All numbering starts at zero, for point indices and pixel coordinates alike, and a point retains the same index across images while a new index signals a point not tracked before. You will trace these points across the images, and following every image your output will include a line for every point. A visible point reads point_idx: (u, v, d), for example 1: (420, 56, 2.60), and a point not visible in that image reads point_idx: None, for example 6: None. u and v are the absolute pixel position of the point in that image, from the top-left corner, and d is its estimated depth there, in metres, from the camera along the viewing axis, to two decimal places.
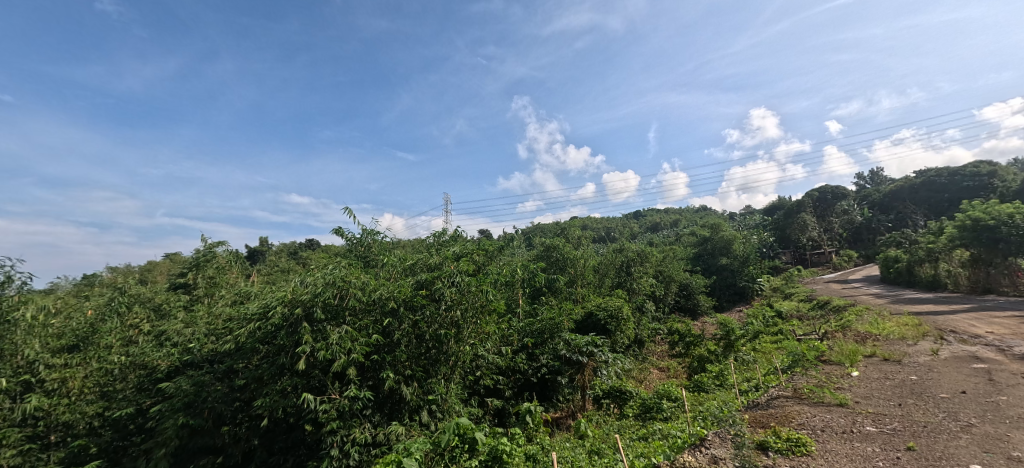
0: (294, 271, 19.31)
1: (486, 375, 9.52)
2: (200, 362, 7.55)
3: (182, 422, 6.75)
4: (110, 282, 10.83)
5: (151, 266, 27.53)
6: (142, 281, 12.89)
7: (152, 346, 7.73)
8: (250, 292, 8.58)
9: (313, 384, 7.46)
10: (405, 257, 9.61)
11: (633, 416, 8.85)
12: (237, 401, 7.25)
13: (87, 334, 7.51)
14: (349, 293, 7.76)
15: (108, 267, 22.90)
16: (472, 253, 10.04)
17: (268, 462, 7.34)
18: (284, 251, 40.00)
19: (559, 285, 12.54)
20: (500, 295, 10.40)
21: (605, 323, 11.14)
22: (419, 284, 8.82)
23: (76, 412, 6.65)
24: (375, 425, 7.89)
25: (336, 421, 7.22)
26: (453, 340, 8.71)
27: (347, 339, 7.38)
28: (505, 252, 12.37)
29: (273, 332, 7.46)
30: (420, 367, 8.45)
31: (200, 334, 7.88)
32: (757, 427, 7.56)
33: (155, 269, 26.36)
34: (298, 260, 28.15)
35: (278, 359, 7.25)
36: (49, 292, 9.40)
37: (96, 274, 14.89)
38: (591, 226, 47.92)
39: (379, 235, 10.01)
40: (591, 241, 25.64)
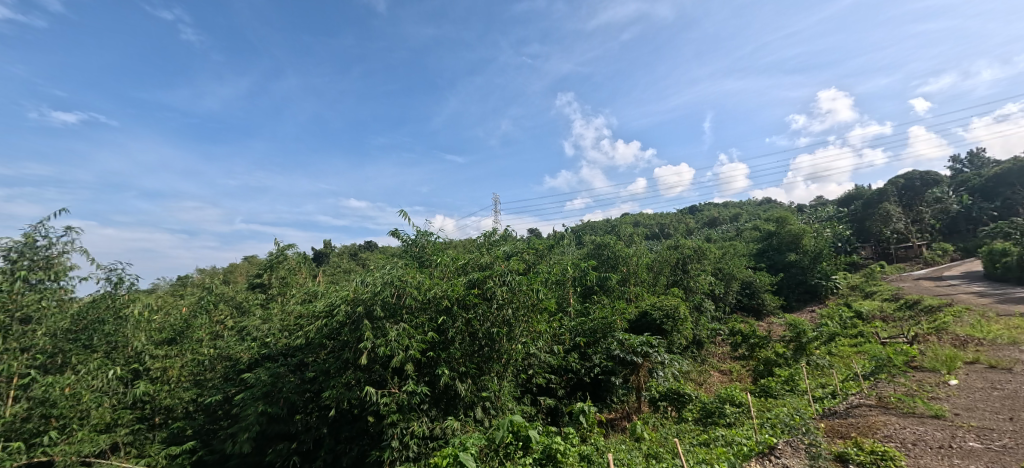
0: (355, 271, 20.54)
1: (539, 374, 9.57)
2: (275, 355, 8.25)
3: (262, 410, 7.38)
4: (200, 282, 12.15)
5: (231, 269, 30.43)
6: (226, 282, 14.31)
7: (235, 340, 8.56)
8: (317, 291, 9.24)
9: (374, 378, 7.88)
10: (458, 257, 9.85)
11: (692, 420, 8.44)
12: (308, 392, 7.86)
13: (182, 329, 8.52)
14: (406, 292, 8.09)
15: (194, 268, 25.77)
16: (522, 252, 10.10)
17: (336, 449, 7.88)
18: (346, 253, 42.65)
19: (611, 283, 12.29)
20: (552, 294, 10.37)
21: (660, 323, 10.77)
22: (472, 283, 9.03)
23: (175, 397, 7.61)
24: (432, 419, 8.19)
25: (396, 414, 7.56)
26: (505, 339, 8.80)
27: (404, 336, 7.71)
28: (555, 250, 12.30)
29: (338, 329, 8.01)
30: (474, 364, 8.63)
31: (275, 330, 8.62)
32: (836, 438, 6.94)
33: (235, 270, 29.37)
34: (357, 261, 29.78)
35: (343, 355, 7.74)
36: (153, 291, 10.73)
37: (188, 276, 16.74)
38: (643, 222, 46.48)
39: (433, 236, 10.33)
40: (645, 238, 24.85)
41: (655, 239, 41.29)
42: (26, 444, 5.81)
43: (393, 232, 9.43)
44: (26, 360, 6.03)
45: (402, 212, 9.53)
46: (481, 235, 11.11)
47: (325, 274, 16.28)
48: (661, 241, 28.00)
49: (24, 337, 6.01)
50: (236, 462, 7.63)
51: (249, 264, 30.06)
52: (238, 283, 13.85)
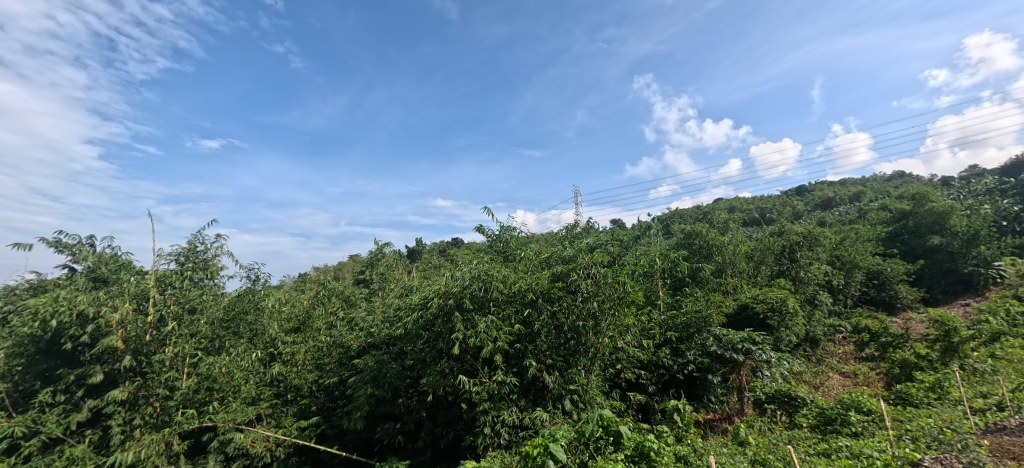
0: (442, 266, 21.80)
1: (628, 369, 9.30)
2: (379, 343, 9.13)
3: (370, 392, 8.22)
4: (317, 278, 13.91)
5: (337, 266, 34.27)
6: (336, 277, 16.14)
7: (347, 330, 9.65)
8: (413, 285, 10.02)
9: (466, 367, 8.32)
10: (541, 251, 9.95)
11: (807, 426, 7.52)
12: (408, 378, 8.61)
13: (305, 319, 9.86)
14: (493, 286, 8.43)
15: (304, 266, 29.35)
16: (606, 244, 9.85)
17: (434, 431, 8.51)
18: (436, 250, 45.38)
19: (704, 275, 11.42)
20: (639, 286, 9.96)
21: (764, 317, 9.79)
22: (556, 277, 9.07)
23: (302, 377, 8.78)
24: (521, 409, 8.42)
25: (487, 402, 7.92)
26: (591, 332, 8.70)
27: (492, 328, 8.03)
28: (642, 241, 11.77)
29: (432, 320, 8.62)
30: (560, 357, 8.67)
31: (378, 321, 9.55)
32: (1007, 459, 5.67)
33: (338, 267, 32.99)
34: (444, 259, 31.55)
35: (437, 345, 8.32)
36: (281, 286, 12.54)
37: (304, 273, 19.16)
38: (742, 206, 42.33)
39: (516, 231, 10.53)
40: (742, 224, 22.62)
41: (759, 225, 37.30)
42: (198, 411, 7.21)
43: (478, 230, 9.81)
44: (194, 343, 7.47)
45: (485, 209, 9.88)
46: (563, 228, 11.08)
47: (418, 270, 17.58)
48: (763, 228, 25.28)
49: (192, 325, 7.46)
50: (351, 437, 8.62)
51: (350, 262, 33.53)
52: (346, 279, 15.54)
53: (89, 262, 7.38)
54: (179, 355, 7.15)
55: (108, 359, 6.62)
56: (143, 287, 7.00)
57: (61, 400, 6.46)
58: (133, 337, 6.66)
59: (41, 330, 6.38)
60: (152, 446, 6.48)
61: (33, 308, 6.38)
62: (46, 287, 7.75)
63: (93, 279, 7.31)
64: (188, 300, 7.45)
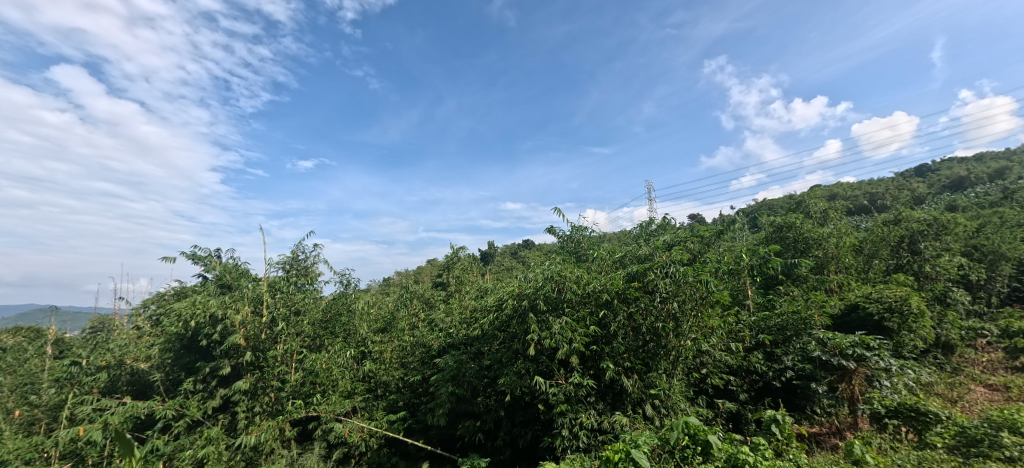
0: (512, 268, 22.15)
1: (714, 375, 8.76)
2: (458, 343, 9.50)
3: (451, 390, 8.59)
4: (399, 281, 14.90)
5: (413, 270, 36.41)
6: (416, 281, 17.15)
7: (428, 331, 10.19)
8: (487, 287, 10.29)
9: (542, 368, 8.36)
10: (614, 250, 9.67)
11: (943, 447, 6.35)
12: (486, 377, 8.86)
13: (391, 320, 10.62)
14: (566, 286, 8.38)
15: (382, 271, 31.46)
16: (686, 240, 9.26)
17: (512, 431, 8.67)
18: (508, 252, 46.17)
19: (801, 271, 10.26)
20: (725, 285, 9.24)
21: (880, 318, 8.55)
22: (632, 277, 8.76)
23: (390, 374, 9.48)
24: (599, 413, 8.24)
25: (565, 404, 7.88)
26: (672, 334, 8.26)
27: (567, 329, 7.97)
28: (726, 237, 10.88)
29: (508, 321, 8.78)
30: (639, 360, 8.36)
31: (456, 322, 9.96)
32: None
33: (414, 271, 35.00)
34: (513, 260, 31.95)
35: (513, 345, 8.46)
36: (369, 289, 13.62)
37: (386, 277, 20.62)
38: (848, 192, 37.34)
39: (587, 230, 10.32)
40: (846, 213, 19.97)
41: (871, 213, 32.56)
42: (304, 402, 8.10)
43: (548, 231, 9.77)
44: (300, 341, 8.40)
45: (556, 210, 9.81)
46: (637, 226, 10.65)
47: (491, 272, 18.03)
48: (872, 216, 22.12)
49: (297, 324, 8.39)
50: (435, 432, 9.07)
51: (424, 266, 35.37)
52: (426, 281, 16.44)
53: (216, 271, 8.66)
54: (288, 351, 8.05)
55: (234, 354, 7.69)
56: (259, 291, 8.04)
57: (199, 388, 7.66)
58: (252, 335, 7.68)
59: (184, 329, 7.62)
60: (269, 431, 7.41)
61: (178, 311, 7.63)
62: (186, 293, 9.25)
63: (221, 285, 8.57)
64: (293, 303, 8.41)
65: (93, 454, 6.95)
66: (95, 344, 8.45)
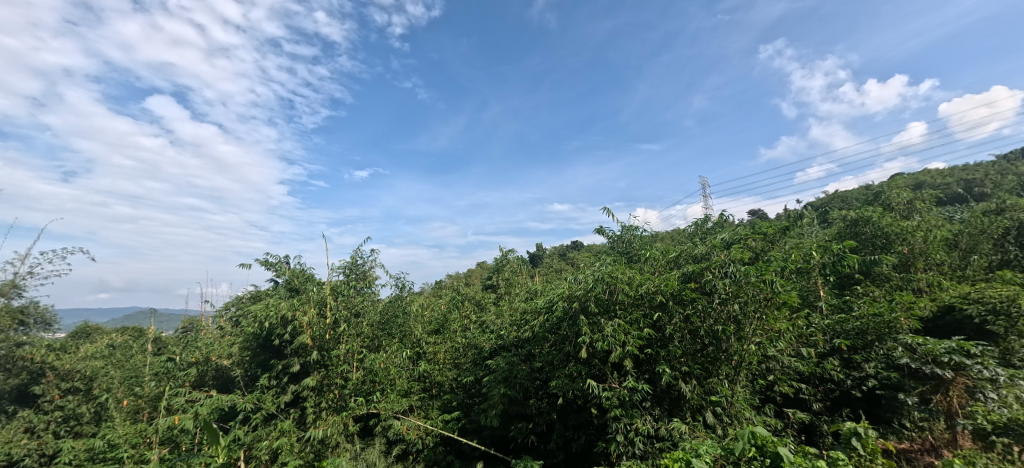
0: (561, 270, 22.03)
1: (783, 382, 8.17)
2: (509, 345, 9.56)
3: (503, 392, 8.68)
4: (451, 284, 15.31)
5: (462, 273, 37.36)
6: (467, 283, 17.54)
7: (479, 333, 10.37)
8: (537, 289, 10.28)
9: (595, 372, 8.23)
10: (668, 249, 9.29)
11: None
12: (537, 380, 8.86)
13: (444, 322, 10.94)
14: (618, 288, 8.16)
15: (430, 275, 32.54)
16: (747, 238, 8.70)
17: (566, 435, 8.60)
18: (556, 254, 46.02)
19: (882, 269, 9.28)
20: (793, 285, 8.56)
21: (983, 322, 7.54)
22: (687, 277, 8.38)
23: (443, 375, 9.76)
24: (656, 419, 7.95)
25: (619, 409, 7.66)
26: (734, 338, 7.80)
27: (620, 332, 7.78)
28: (792, 233, 10.09)
29: (558, 323, 8.72)
30: (698, 365, 7.98)
31: (507, 324, 10.03)
32: None
33: (463, 274, 35.96)
34: (560, 262, 31.65)
35: (564, 348, 8.39)
36: (422, 291, 14.15)
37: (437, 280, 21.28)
38: (940, 180, 33.35)
39: (639, 230, 10.00)
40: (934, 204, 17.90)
41: (967, 203, 28.63)
42: (365, 399, 8.53)
43: (598, 231, 9.57)
44: (360, 342, 8.87)
45: (605, 210, 9.59)
46: (691, 224, 10.17)
47: (540, 274, 18.04)
48: (966, 206, 19.65)
49: (357, 325, 8.87)
50: (489, 433, 9.17)
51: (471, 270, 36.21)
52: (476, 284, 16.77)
53: (286, 276, 9.38)
54: (350, 351, 8.53)
55: (302, 353, 8.28)
56: (323, 295, 8.60)
57: (273, 384, 8.33)
58: (318, 335, 8.22)
59: (259, 330, 8.31)
60: (334, 425, 7.89)
61: (254, 313, 8.34)
62: (261, 296, 10.10)
63: (291, 289, 9.26)
64: (354, 305, 8.91)
65: (187, 441, 7.78)
66: (186, 342, 9.46)
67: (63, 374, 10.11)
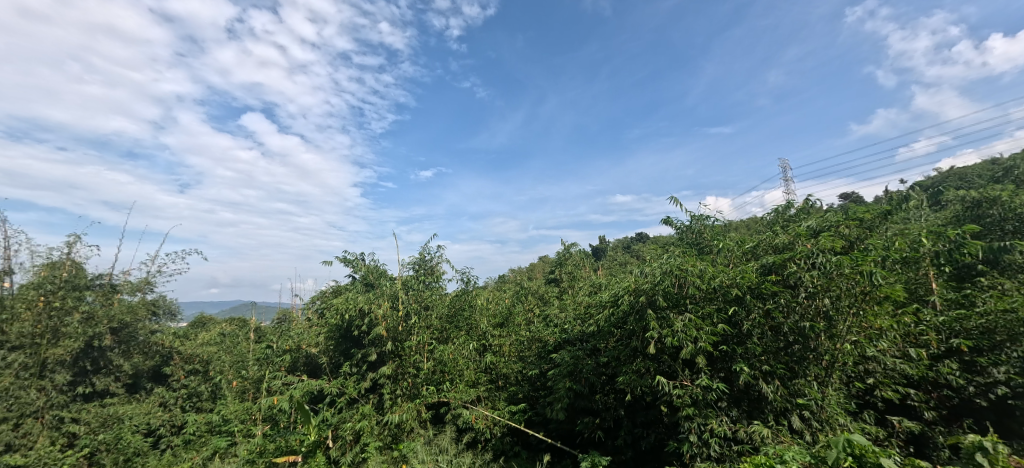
0: (626, 264, 21.39)
1: (885, 386, 7.26)
2: (573, 339, 9.47)
3: (569, 386, 8.66)
4: (514, 278, 15.54)
5: (523, 268, 37.81)
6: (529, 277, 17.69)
7: (543, 326, 10.41)
8: (601, 283, 10.07)
9: (665, 368, 7.88)
10: (744, 239, 8.61)
11: None
12: (604, 374, 8.72)
13: (508, 315, 11.14)
14: (688, 281, 7.72)
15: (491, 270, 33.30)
16: (838, 224, 7.79)
17: (634, 432, 8.40)
18: (621, 247, 44.87)
19: (1016, 257, 7.86)
20: (897, 277, 7.54)
21: None
22: (767, 269, 7.70)
23: (509, 367, 9.96)
24: (734, 420, 7.47)
25: (692, 407, 7.27)
26: (824, 336, 7.08)
27: (691, 327, 7.38)
28: (896, 218, 8.86)
29: (624, 318, 8.47)
30: (781, 364, 7.33)
31: (571, 318, 9.96)
32: None
33: (523, 269, 36.38)
34: (621, 255, 30.66)
35: (631, 343, 8.16)
36: (487, 286, 14.53)
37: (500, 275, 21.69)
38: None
39: (709, 219, 9.39)
40: None
41: None
42: (437, 388, 8.98)
43: (664, 222, 9.18)
44: (430, 334, 9.32)
45: (672, 199, 9.08)
46: (771, 211, 9.33)
47: (604, 267, 17.66)
48: None
49: (427, 318, 9.33)
50: (555, 426, 9.20)
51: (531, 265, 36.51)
52: (540, 278, 16.85)
53: (362, 272, 10.12)
54: (421, 342, 9.00)
55: (379, 343, 8.88)
56: (395, 289, 9.15)
57: (354, 371, 9.03)
58: (392, 327, 8.77)
59: (341, 321, 9.06)
60: (409, 411, 8.40)
61: (336, 306, 9.09)
62: (341, 290, 11.00)
63: (367, 284, 9.97)
64: (423, 299, 9.39)
65: (285, 419, 8.76)
66: (281, 332, 10.61)
67: (186, 357, 12.05)
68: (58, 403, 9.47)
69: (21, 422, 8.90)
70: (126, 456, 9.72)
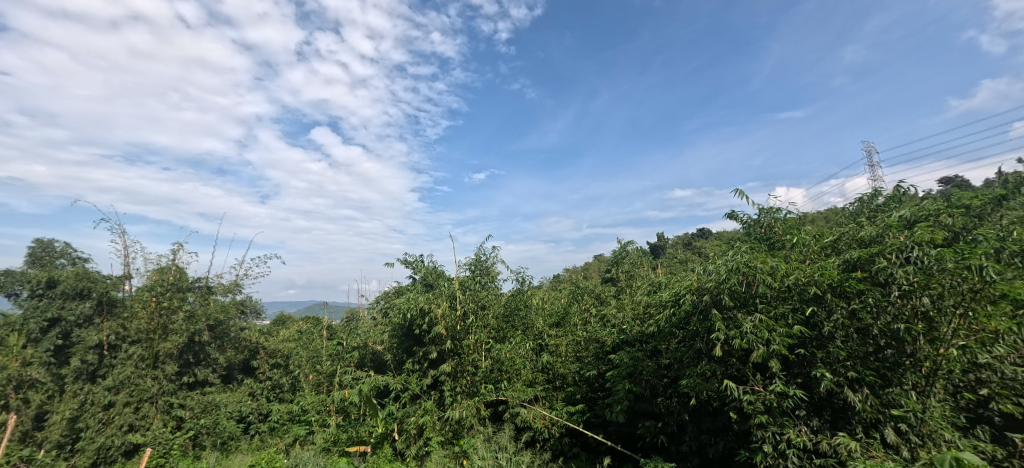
0: (685, 262, 20.45)
1: (1003, 399, 6.29)
2: (632, 340, 9.18)
3: (629, 388, 8.42)
4: (569, 278, 15.39)
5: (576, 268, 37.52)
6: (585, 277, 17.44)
7: (601, 326, 10.20)
8: (660, 282, 9.65)
9: (733, 372, 7.40)
10: (822, 232, 7.83)
11: None
12: (666, 377, 8.37)
13: (564, 315, 11.05)
14: (757, 279, 7.14)
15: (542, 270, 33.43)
16: (938, 213, 6.85)
17: (700, 438, 7.95)
18: (680, 243, 42.97)
19: None
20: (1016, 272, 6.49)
21: None
22: (851, 265, 6.95)
23: (567, 367, 9.88)
24: (815, 431, 6.83)
25: (765, 415, 6.76)
26: (923, 340, 6.27)
27: (763, 328, 6.85)
28: (1013, 203, 7.63)
29: (686, 318, 8.06)
30: (870, 370, 6.60)
31: (629, 318, 9.66)
32: None
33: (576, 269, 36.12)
34: (681, 252, 29.06)
35: (695, 344, 7.74)
36: (542, 285, 14.55)
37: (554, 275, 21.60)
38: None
39: (781, 212, 8.53)
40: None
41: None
42: (495, 386, 9.14)
43: (729, 216, 8.53)
44: (487, 333, 9.47)
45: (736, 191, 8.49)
46: (854, 201, 8.41)
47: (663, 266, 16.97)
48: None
49: (483, 317, 9.51)
50: (615, 429, 9.01)
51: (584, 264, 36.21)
52: (595, 277, 16.56)
53: (422, 273, 10.54)
54: (478, 341, 9.19)
55: (439, 342, 9.21)
56: (453, 289, 9.43)
57: (417, 368, 9.43)
58: (451, 326, 9.06)
59: (404, 320, 9.51)
60: (468, 409, 8.63)
61: (399, 305, 9.53)
62: (402, 291, 11.54)
63: (427, 285, 10.38)
64: (480, 298, 9.59)
65: (355, 412, 9.42)
66: (349, 330, 11.34)
67: (270, 352, 13.29)
68: (168, 390, 10.85)
69: (140, 406, 10.34)
70: (223, 440, 11.09)
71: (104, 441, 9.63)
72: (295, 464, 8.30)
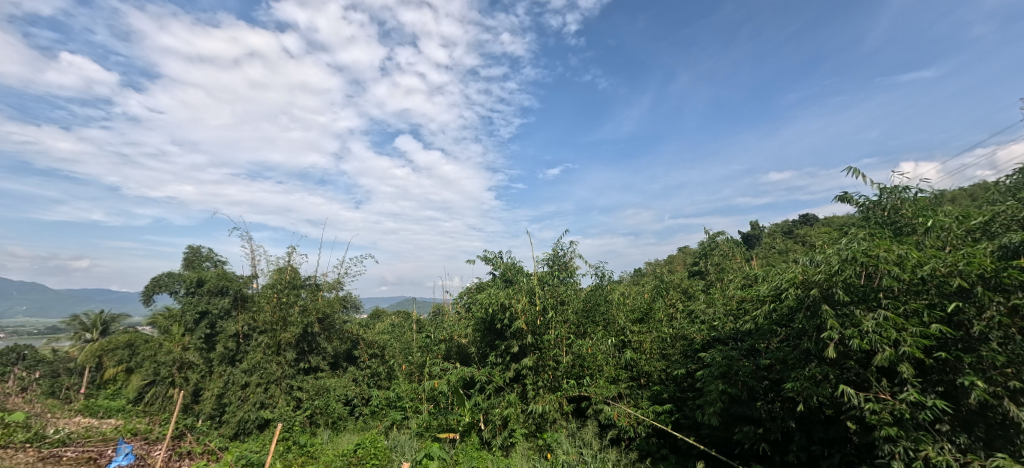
0: (784, 252, 18.44)
1: None
2: (725, 338, 8.50)
3: (723, 389, 7.77)
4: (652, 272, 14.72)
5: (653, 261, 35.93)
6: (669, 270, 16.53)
7: (688, 322, 9.58)
8: (756, 274, 8.75)
9: (851, 377, 6.49)
10: (967, 211, 6.50)
11: None
12: (766, 379, 7.63)
13: (648, 310, 10.58)
14: (880, 271, 6.12)
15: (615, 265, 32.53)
16: None
17: (810, 449, 7.12)
18: (778, 232, 38.91)
19: None
20: None
21: None
22: (1011, 251, 5.69)
23: (652, 365, 9.43)
24: (962, 449, 5.72)
25: (894, 427, 5.79)
26: None
27: (889, 327, 5.86)
28: None
29: (790, 314, 7.21)
30: None
31: (721, 314, 8.94)
32: None
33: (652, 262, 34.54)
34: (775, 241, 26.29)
35: (802, 344, 6.88)
36: (623, 280, 14.11)
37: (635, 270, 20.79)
38: None
39: (909, 191, 7.23)
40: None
41: None
42: (577, 381, 9.09)
43: (839, 199, 7.44)
44: (567, 328, 9.41)
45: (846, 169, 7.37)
46: (1012, 174, 6.86)
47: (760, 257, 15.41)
48: None
49: (563, 312, 9.47)
50: (707, 432, 8.43)
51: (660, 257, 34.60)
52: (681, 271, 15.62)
53: (501, 269, 10.82)
54: (558, 336, 9.18)
55: (520, 336, 9.41)
56: (531, 285, 9.54)
57: (500, 361, 9.75)
58: (531, 321, 9.18)
59: (486, 315, 9.84)
60: (551, 403, 8.68)
61: (481, 301, 9.88)
62: (483, 286, 11.95)
63: (507, 280, 10.63)
64: (559, 294, 9.59)
65: (444, 401, 10.05)
66: (436, 324, 12.08)
67: (369, 343, 14.66)
68: (289, 374, 12.49)
69: (268, 387, 12.08)
70: (333, 419, 12.38)
71: (243, 415, 11.52)
72: (393, 446, 9.08)
